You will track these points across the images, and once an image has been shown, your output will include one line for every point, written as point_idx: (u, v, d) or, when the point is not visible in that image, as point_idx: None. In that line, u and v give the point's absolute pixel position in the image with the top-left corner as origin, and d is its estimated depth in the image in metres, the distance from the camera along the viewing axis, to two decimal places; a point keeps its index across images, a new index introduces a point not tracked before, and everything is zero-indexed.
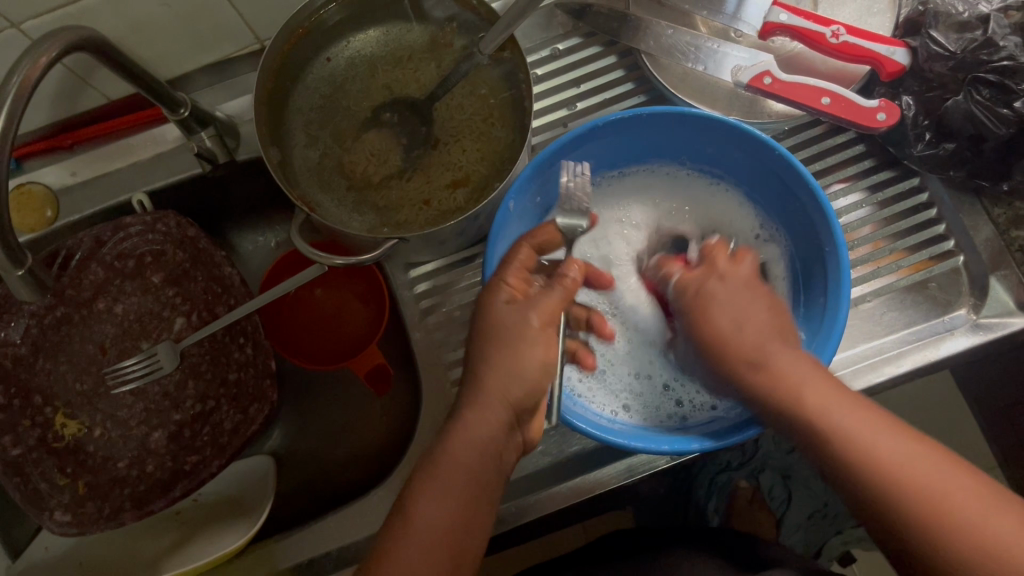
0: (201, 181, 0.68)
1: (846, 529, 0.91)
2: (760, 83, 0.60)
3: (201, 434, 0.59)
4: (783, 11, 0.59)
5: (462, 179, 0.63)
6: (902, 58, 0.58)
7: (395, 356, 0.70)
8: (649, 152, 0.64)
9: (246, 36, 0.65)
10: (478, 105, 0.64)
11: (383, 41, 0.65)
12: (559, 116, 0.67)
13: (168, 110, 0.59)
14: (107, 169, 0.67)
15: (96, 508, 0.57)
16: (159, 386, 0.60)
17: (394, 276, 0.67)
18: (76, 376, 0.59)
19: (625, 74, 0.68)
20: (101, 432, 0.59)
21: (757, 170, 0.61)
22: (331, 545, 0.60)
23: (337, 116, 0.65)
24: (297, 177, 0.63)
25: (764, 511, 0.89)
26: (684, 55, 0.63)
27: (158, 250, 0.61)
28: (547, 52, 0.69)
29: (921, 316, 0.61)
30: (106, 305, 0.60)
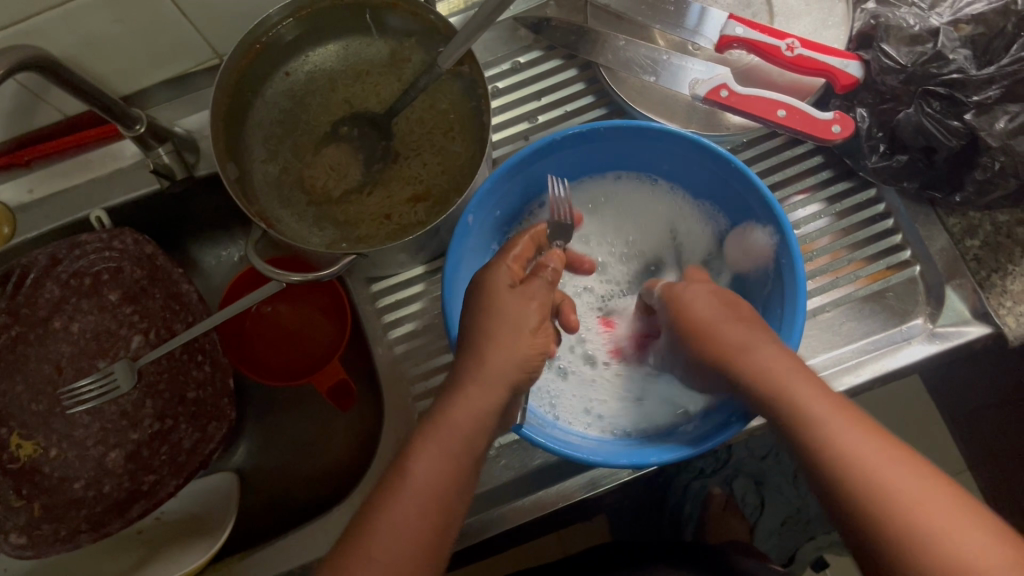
0: (160, 196, 0.68)
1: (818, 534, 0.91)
2: (716, 96, 0.60)
3: (159, 453, 0.59)
4: (739, 25, 0.60)
5: (422, 194, 0.63)
6: (855, 71, 0.59)
7: (359, 370, 0.70)
8: (608, 165, 0.64)
9: (204, 50, 0.65)
10: (438, 119, 0.64)
11: (343, 56, 0.65)
12: (520, 129, 0.68)
13: (124, 126, 0.58)
14: (64, 186, 0.66)
15: (50, 530, 0.56)
16: (116, 406, 0.59)
17: (357, 291, 0.67)
18: (31, 396, 0.59)
19: (585, 87, 0.68)
20: (56, 453, 0.58)
21: (715, 183, 0.61)
22: (293, 562, 0.60)
23: (297, 130, 0.64)
24: (256, 192, 0.63)
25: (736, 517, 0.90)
26: (642, 68, 0.63)
27: (115, 267, 0.61)
28: (508, 65, 0.69)
29: (879, 325, 0.61)
30: (62, 324, 0.60)
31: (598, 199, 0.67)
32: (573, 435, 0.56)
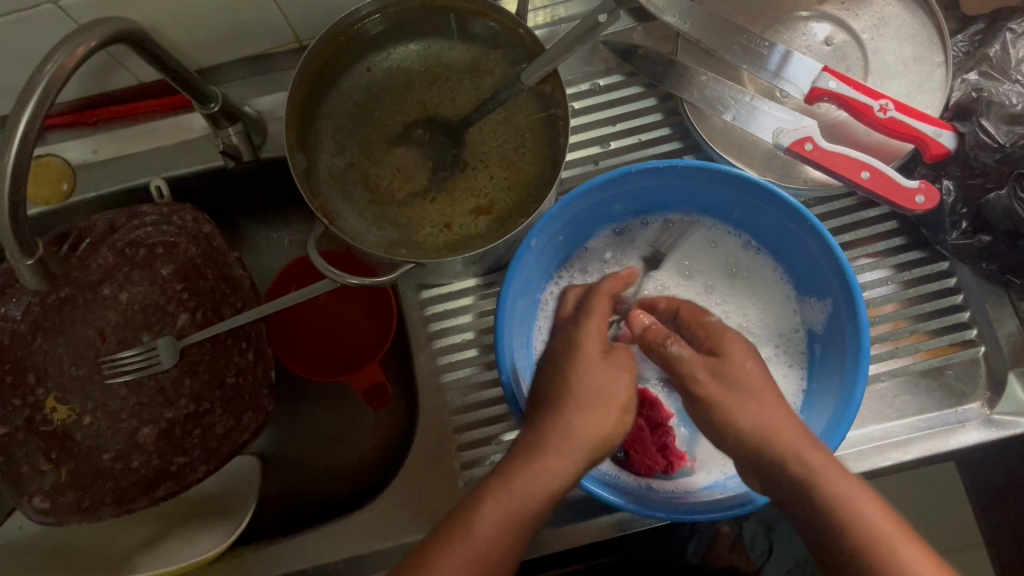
0: (223, 173, 0.67)
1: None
2: (801, 148, 0.58)
3: (191, 435, 0.58)
4: (833, 78, 0.59)
5: (486, 207, 0.62)
6: (947, 141, 0.57)
7: (397, 373, 0.69)
8: (677, 203, 0.62)
9: (286, 33, 0.64)
10: (512, 133, 0.63)
11: (424, 56, 0.64)
12: (591, 153, 0.66)
13: (199, 102, 0.58)
14: (128, 151, 0.66)
15: (75, 499, 0.56)
16: (155, 382, 0.58)
17: (406, 295, 0.66)
18: (72, 360, 0.58)
19: (663, 118, 0.67)
20: (89, 421, 0.57)
21: (787, 239, 0.60)
22: (311, 561, 0.59)
23: (368, 126, 0.64)
24: (320, 184, 0.62)
25: (742, 561, 0.88)
26: (724, 107, 0.61)
27: (171, 242, 0.60)
28: (587, 86, 0.68)
29: (933, 403, 0.60)
30: (111, 291, 0.59)
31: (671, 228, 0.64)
32: (608, 475, 0.54)
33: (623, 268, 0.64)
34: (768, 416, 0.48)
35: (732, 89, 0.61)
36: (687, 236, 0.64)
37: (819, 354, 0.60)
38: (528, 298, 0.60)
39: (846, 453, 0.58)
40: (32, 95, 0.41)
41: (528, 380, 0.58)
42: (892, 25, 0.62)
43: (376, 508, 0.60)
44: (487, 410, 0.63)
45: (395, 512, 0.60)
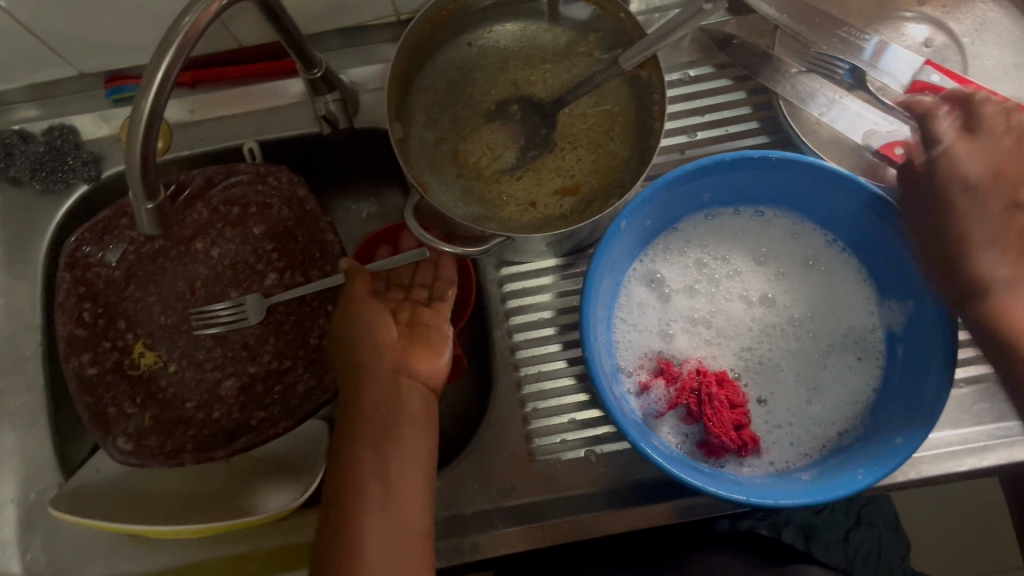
0: (313, 140, 0.68)
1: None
2: (890, 151, 0.60)
3: (272, 391, 0.60)
4: (935, 72, 0.59)
5: (572, 188, 0.63)
6: None
7: (469, 348, 0.70)
8: (767, 196, 0.62)
9: (387, 5, 0.65)
10: (603, 118, 0.64)
11: (519, 37, 0.65)
12: (677, 142, 0.67)
13: (304, 67, 0.59)
14: (223, 113, 0.68)
15: (157, 442, 0.56)
16: (240, 336, 0.60)
17: (486, 272, 0.67)
18: (163, 309, 0.60)
19: (752, 112, 0.67)
20: (175, 369, 0.59)
21: (876, 240, 0.59)
22: None
23: (462, 102, 0.64)
24: (412, 156, 0.63)
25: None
26: (817, 102, 0.62)
27: (265, 203, 0.61)
28: (677, 76, 0.68)
29: (1012, 413, 0.59)
30: (203, 246, 0.61)
31: (762, 219, 0.64)
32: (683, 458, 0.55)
33: (707, 253, 0.64)
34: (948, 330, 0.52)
35: (826, 84, 0.62)
36: (778, 231, 0.64)
37: (900, 354, 0.59)
38: (613, 279, 0.60)
39: (920, 455, 0.58)
40: (174, 44, 0.42)
41: (609, 364, 0.58)
42: (993, 31, 0.62)
43: (445, 477, 0.61)
44: (560, 388, 0.63)
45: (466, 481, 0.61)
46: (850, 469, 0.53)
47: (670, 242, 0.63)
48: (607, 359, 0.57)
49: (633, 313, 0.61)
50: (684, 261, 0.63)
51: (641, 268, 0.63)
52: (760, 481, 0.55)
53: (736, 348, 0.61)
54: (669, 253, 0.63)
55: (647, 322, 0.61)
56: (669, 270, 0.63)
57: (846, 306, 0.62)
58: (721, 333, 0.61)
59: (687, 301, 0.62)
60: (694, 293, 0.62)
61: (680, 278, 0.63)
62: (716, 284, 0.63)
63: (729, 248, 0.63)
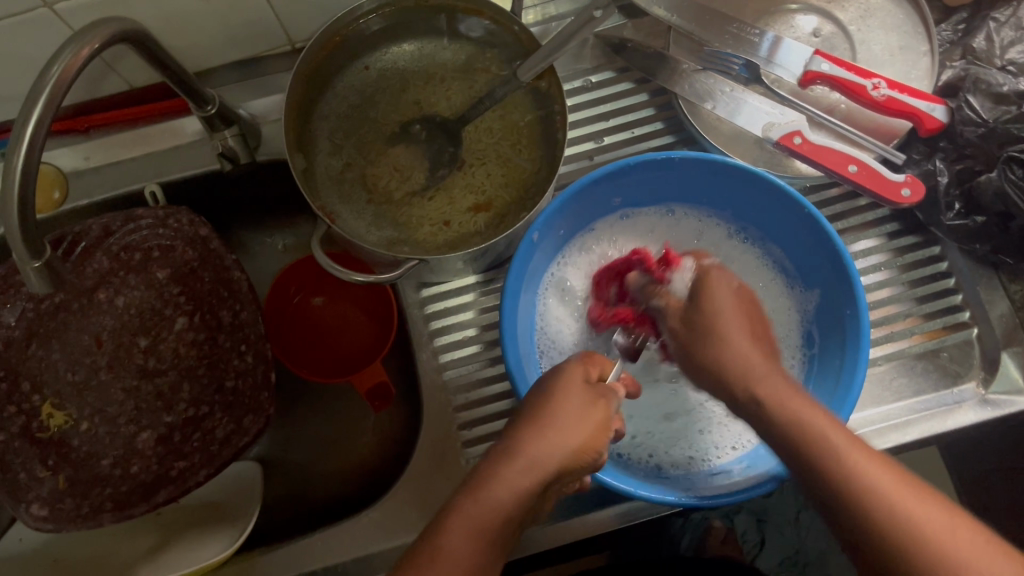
0: (217, 177, 0.67)
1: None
2: (790, 142, 0.60)
3: (191, 439, 0.57)
4: (825, 61, 0.59)
5: (484, 204, 0.62)
6: (941, 115, 0.58)
7: (397, 374, 0.69)
8: (676, 194, 0.63)
9: (279, 34, 0.64)
10: (508, 130, 0.63)
11: (417, 56, 0.64)
12: (585, 149, 0.67)
13: (195, 104, 0.58)
14: (120, 157, 0.66)
15: (73, 505, 0.55)
16: (152, 386, 0.58)
17: (406, 294, 0.66)
18: (68, 366, 0.57)
19: (655, 113, 0.68)
20: (87, 427, 0.57)
21: (783, 228, 0.61)
22: (317, 564, 0.59)
23: (365, 126, 0.64)
24: (318, 184, 0.62)
25: (736, 552, 0.88)
26: (704, 96, 0.63)
27: (167, 246, 0.60)
28: (579, 83, 0.68)
29: (930, 385, 0.61)
30: (107, 296, 0.59)
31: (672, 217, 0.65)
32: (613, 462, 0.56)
33: (621, 253, 0.65)
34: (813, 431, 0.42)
35: (723, 80, 0.63)
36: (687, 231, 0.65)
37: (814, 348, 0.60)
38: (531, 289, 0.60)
39: None
40: (43, 92, 0.41)
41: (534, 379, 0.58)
42: (877, 16, 0.63)
43: (382, 507, 0.60)
44: (490, 406, 0.63)
45: (401, 510, 0.60)
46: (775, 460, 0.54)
47: (586, 244, 0.64)
48: (532, 367, 0.58)
49: (555, 317, 0.62)
50: (597, 265, 0.64)
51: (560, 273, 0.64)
52: (683, 480, 0.55)
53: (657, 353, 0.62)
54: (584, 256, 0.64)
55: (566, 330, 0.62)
56: (589, 273, 0.64)
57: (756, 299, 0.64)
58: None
59: None
60: None
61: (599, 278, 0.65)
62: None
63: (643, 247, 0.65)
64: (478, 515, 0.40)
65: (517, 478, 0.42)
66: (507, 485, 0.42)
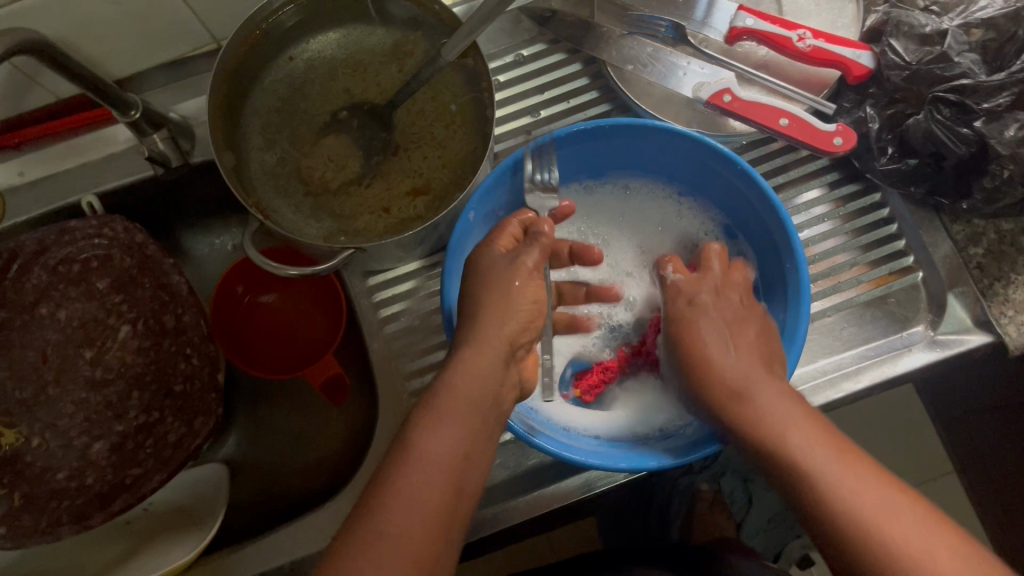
0: (155, 182, 0.67)
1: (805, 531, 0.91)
2: (720, 100, 0.60)
3: (144, 446, 0.57)
4: (749, 16, 0.59)
5: (422, 187, 0.62)
6: (868, 61, 0.58)
7: (354, 365, 0.69)
8: (618, 165, 0.63)
9: (202, 33, 0.63)
10: (440, 111, 0.63)
11: (344, 44, 0.64)
12: (522, 123, 0.67)
13: (119, 111, 0.57)
14: (54, 170, 0.65)
15: (31, 521, 0.55)
16: (102, 396, 0.58)
17: (353, 284, 0.66)
18: (15, 384, 0.57)
19: (589, 82, 0.67)
20: (39, 442, 0.56)
21: (724, 193, 0.61)
22: (284, 558, 0.59)
23: (296, 119, 0.63)
24: (253, 181, 0.61)
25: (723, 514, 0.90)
26: (625, 59, 0.62)
27: (104, 256, 0.59)
28: (512, 58, 0.68)
29: (880, 331, 0.61)
30: (48, 310, 0.58)
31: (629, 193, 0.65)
32: (555, 429, 0.55)
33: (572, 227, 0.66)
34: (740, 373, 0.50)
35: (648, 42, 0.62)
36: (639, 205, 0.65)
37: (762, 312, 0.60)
38: (474, 267, 0.60)
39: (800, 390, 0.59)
40: None
41: None
42: None
43: (344, 498, 0.60)
44: None
45: (364, 499, 0.60)
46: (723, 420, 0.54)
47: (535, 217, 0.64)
48: None
49: None
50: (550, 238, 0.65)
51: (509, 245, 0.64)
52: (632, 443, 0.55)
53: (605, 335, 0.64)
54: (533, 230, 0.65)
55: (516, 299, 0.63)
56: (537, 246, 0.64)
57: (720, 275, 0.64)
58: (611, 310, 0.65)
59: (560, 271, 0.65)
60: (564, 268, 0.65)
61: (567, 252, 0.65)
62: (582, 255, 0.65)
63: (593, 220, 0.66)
64: (460, 406, 0.45)
65: (478, 361, 0.48)
66: (444, 430, 0.44)
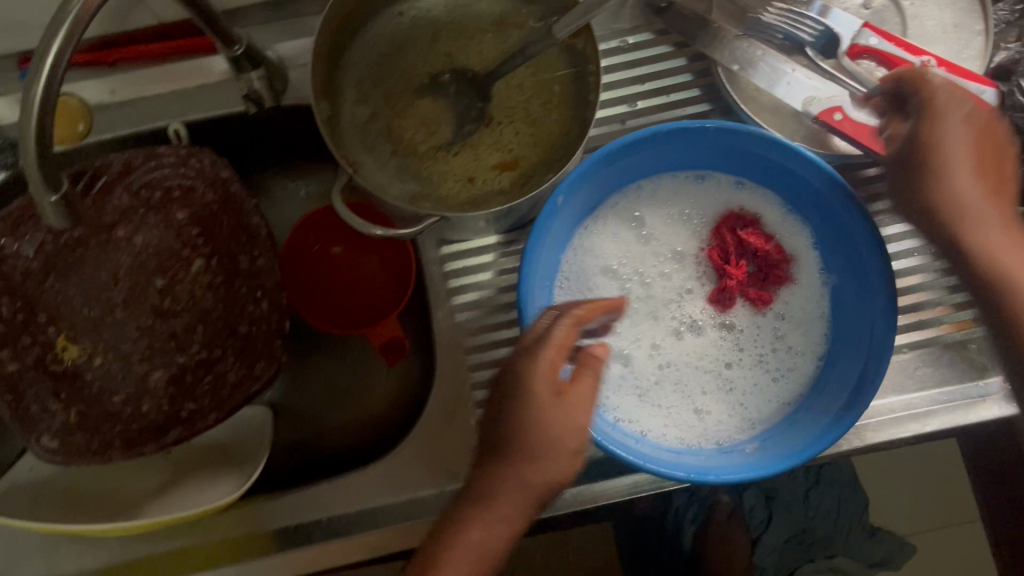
0: (243, 120, 0.66)
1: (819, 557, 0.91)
2: (829, 117, 0.59)
3: (202, 383, 0.57)
4: (874, 35, 0.58)
5: (510, 163, 0.61)
6: (991, 98, 0.56)
7: (415, 330, 0.69)
8: (712, 160, 0.60)
9: None
10: (539, 88, 0.62)
11: (450, 6, 0.63)
12: (617, 112, 0.65)
13: (224, 44, 0.56)
14: (144, 93, 0.65)
15: (84, 440, 0.55)
16: (166, 326, 0.58)
17: (426, 250, 0.65)
18: (85, 302, 0.58)
19: (693, 79, 0.66)
20: (100, 361, 0.57)
21: (817, 205, 0.58)
22: (323, 513, 0.60)
23: (392, 77, 0.62)
24: (343, 133, 0.61)
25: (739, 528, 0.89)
26: (733, 56, 0.61)
27: (188, 186, 0.59)
28: (616, 43, 0.66)
29: (954, 376, 0.59)
30: (125, 234, 0.58)
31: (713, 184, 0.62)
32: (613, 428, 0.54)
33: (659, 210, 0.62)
34: (998, 248, 0.52)
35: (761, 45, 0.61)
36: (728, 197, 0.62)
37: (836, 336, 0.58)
38: (554, 253, 0.58)
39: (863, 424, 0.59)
40: (59, 31, 0.39)
41: None
42: None
43: (393, 461, 0.60)
44: (505, 368, 0.62)
45: (412, 466, 0.60)
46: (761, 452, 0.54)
47: (622, 197, 0.61)
48: None
49: (576, 276, 0.60)
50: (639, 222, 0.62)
51: (593, 227, 0.61)
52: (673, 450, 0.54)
53: (681, 322, 0.60)
54: (620, 212, 0.61)
55: (589, 280, 0.60)
56: (620, 229, 0.61)
57: (812, 284, 0.60)
58: (682, 296, 0.60)
59: (642, 255, 0.61)
60: (645, 252, 0.61)
61: (653, 233, 0.61)
62: (664, 243, 0.61)
63: (676, 207, 0.62)
64: (488, 545, 0.48)
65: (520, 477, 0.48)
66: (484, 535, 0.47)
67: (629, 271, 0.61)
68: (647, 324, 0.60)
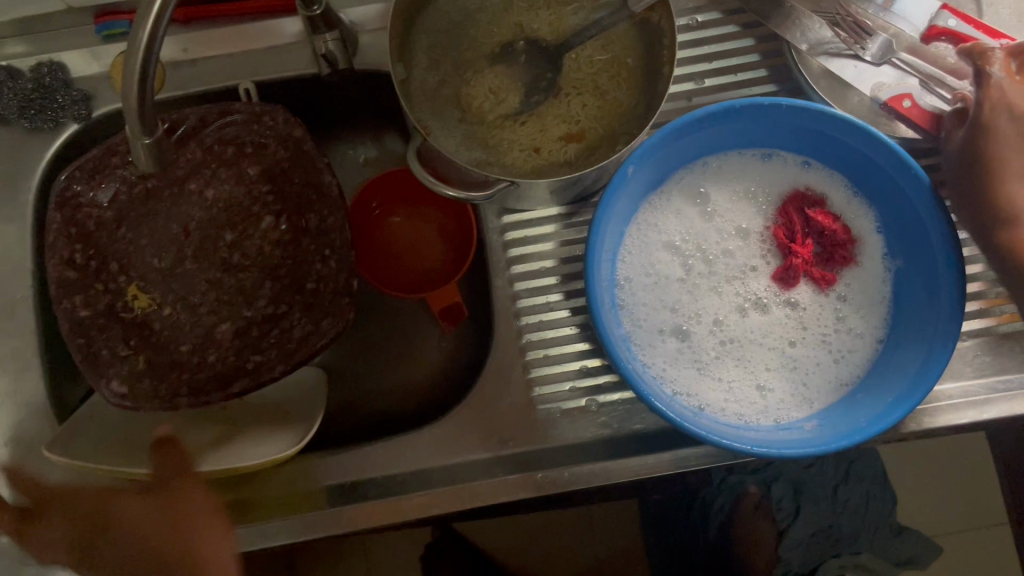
0: (312, 82, 0.67)
1: (844, 553, 0.90)
2: (898, 104, 0.59)
3: (268, 336, 0.59)
4: (952, 17, 0.59)
5: (577, 134, 0.61)
6: None
7: (470, 299, 0.70)
8: (782, 138, 0.60)
9: None
10: (609, 62, 0.62)
11: None
12: (684, 89, 0.65)
13: (303, 4, 0.57)
14: (217, 52, 0.66)
15: (151, 386, 0.56)
16: (235, 280, 0.60)
17: (487, 219, 0.65)
18: (155, 252, 0.59)
19: (760, 59, 0.66)
20: (168, 312, 0.59)
21: (885, 185, 0.58)
22: (379, 471, 0.60)
23: (464, 44, 0.63)
24: (413, 98, 0.61)
25: (768, 520, 0.87)
26: (802, 35, 0.61)
27: (261, 143, 0.60)
28: (684, 21, 0.67)
29: (1014, 365, 0.59)
30: (197, 187, 0.60)
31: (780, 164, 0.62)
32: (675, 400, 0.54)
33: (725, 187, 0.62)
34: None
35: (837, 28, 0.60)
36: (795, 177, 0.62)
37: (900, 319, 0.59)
38: (619, 225, 0.59)
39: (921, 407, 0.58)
40: None
41: (614, 310, 0.57)
42: None
43: (448, 423, 0.61)
44: (563, 338, 0.63)
45: (465, 429, 0.61)
46: (822, 431, 0.54)
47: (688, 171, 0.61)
48: (609, 300, 0.56)
49: (640, 248, 0.60)
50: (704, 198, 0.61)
51: (658, 202, 0.61)
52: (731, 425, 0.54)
53: (745, 300, 0.60)
54: (685, 187, 0.62)
55: (653, 253, 0.60)
56: (684, 203, 0.61)
57: (872, 266, 0.61)
58: (745, 274, 0.60)
59: (706, 230, 0.61)
60: (709, 229, 0.61)
61: (717, 210, 0.62)
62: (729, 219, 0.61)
63: (743, 186, 0.62)
64: None
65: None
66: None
67: (692, 247, 0.61)
68: (710, 298, 0.60)
